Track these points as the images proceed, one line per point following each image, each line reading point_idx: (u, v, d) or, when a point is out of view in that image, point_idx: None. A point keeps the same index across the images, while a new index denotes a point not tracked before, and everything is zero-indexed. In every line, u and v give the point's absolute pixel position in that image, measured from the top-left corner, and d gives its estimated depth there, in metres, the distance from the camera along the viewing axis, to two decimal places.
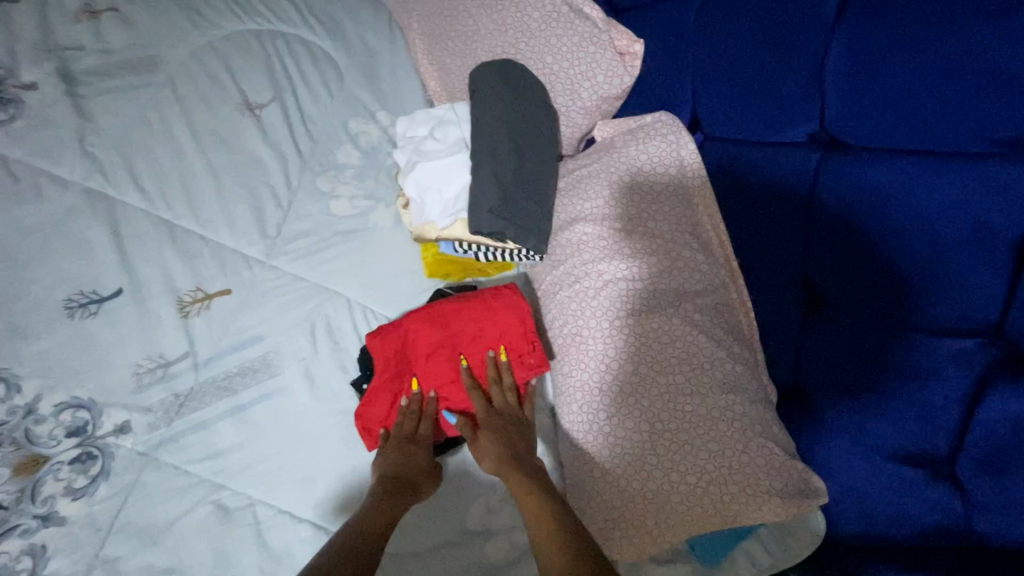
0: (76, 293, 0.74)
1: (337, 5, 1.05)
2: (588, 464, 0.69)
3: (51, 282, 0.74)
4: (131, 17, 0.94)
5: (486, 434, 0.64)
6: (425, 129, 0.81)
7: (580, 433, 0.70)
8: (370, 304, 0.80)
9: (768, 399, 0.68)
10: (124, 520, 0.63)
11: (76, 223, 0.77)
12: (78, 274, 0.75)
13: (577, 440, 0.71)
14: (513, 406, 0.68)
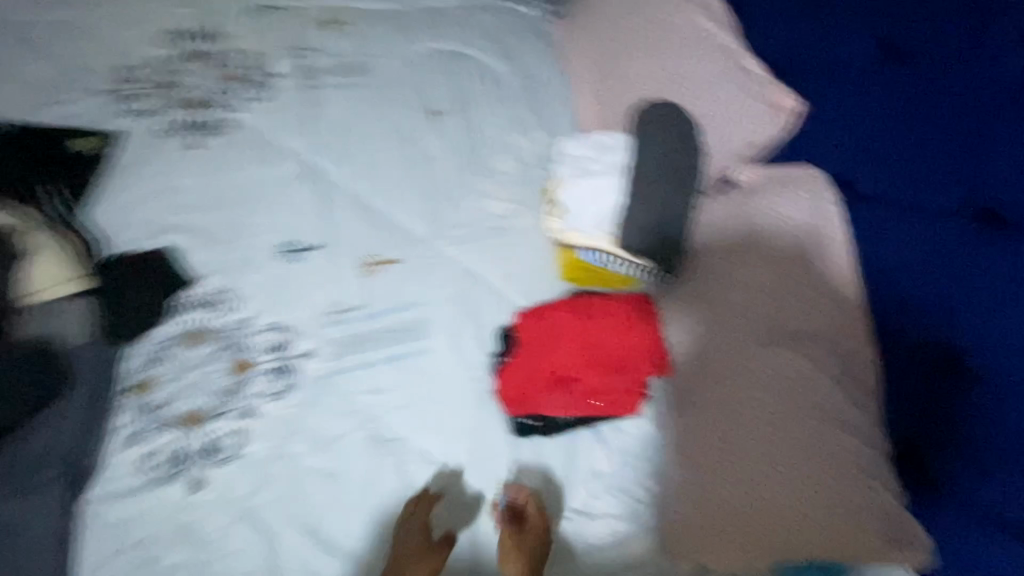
0: (287, 239, 0.89)
1: (514, 39, 1.22)
2: (693, 471, 0.74)
3: (269, 226, 0.90)
4: (353, 27, 1.14)
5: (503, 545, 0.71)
6: (587, 149, 0.91)
7: (688, 441, 0.76)
8: (510, 294, 0.92)
9: (883, 450, 0.70)
10: (304, 427, 0.77)
11: (295, 185, 0.94)
12: (290, 224, 0.91)
13: (683, 448, 0.76)
14: (530, 518, 0.72)
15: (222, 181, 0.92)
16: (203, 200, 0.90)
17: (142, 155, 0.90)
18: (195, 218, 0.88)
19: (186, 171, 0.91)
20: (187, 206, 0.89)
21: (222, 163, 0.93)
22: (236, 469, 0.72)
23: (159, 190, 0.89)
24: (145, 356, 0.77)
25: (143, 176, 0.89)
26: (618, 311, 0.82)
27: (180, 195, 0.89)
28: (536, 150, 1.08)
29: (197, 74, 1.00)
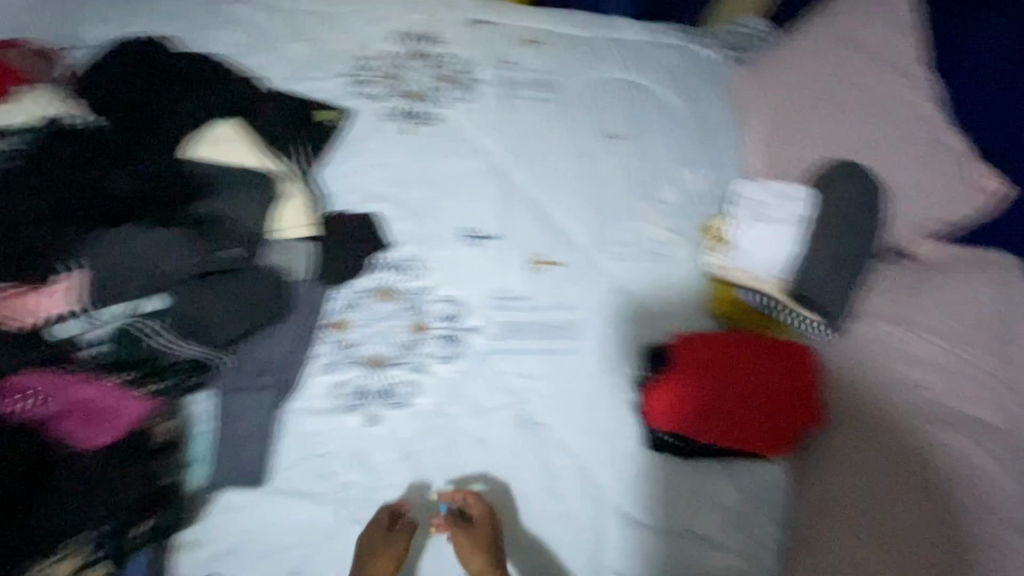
0: (471, 225, 0.99)
1: (693, 78, 1.27)
2: (827, 521, 0.76)
3: (457, 211, 1.00)
4: (550, 48, 1.25)
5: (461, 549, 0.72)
6: (768, 196, 0.93)
7: (828, 492, 0.77)
8: (661, 315, 0.96)
9: None
10: (465, 392, 0.85)
11: (483, 179, 1.04)
12: (474, 212, 1.00)
13: (821, 498, 0.78)
14: (481, 512, 0.74)
15: (424, 166, 1.04)
16: (407, 179, 1.02)
17: (366, 133, 1.05)
18: (398, 192, 1.00)
19: (397, 153, 1.04)
20: (393, 181, 1.01)
21: (426, 150, 1.06)
22: (406, 415, 0.82)
23: (374, 164, 1.02)
24: (345, 301, 0.88)
25: (364, 150, 1.03)
26: (780, 356, 0.83)
27: (389, 171, 1.02)
28: (702, 186, 1.12)
29: (417, 71, 1.15)
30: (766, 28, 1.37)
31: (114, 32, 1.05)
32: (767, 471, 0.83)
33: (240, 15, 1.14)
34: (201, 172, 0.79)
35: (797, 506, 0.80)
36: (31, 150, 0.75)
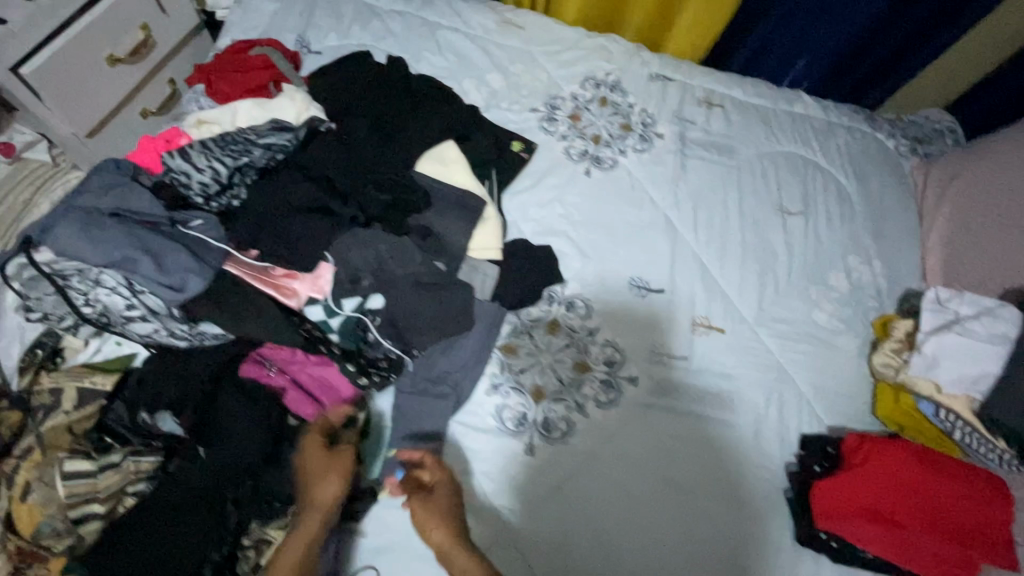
0: (638, 276, 1.01)
1: (871, 164, 1.24)
2: None
3: (625, 259, 1.03)
4: (730, 113, 1.26)
5: (417, 510, 0.69)
6: (969, 310, 0.88)
7: None
8: (818, 406, 0.93)
9: None
10: (618, 441, 0.86)
11: (652, 232, 1.07)
12: (642, 263, 1.03)
13: None
14: (439, 476, 0.72)
15: (599, 209, 1.07)
16: (582, 219, 1.06)
17: (547, 169, 1.09)
18: (572, 231, 1.04)
19: (574, 193, 1.08)
20: (568, 220, 1.05)
21: (601, 194, 1.09)
22: (561, 452, 0.84)
23: (552, 200, 1.06)
24: (512, 328, 0.91)
25: (545, 184, 1.08)
26: (966, 483, 0.78)
27: (565, 208, 1.06)
28: (873, 278, 1.08)
29: (600, 115, 1.18)
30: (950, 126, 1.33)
31: (339, 39, 1.16)
32: None
33: (446, 37, 1.22)
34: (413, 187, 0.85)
35: None
36: (294, 143, 0.86)
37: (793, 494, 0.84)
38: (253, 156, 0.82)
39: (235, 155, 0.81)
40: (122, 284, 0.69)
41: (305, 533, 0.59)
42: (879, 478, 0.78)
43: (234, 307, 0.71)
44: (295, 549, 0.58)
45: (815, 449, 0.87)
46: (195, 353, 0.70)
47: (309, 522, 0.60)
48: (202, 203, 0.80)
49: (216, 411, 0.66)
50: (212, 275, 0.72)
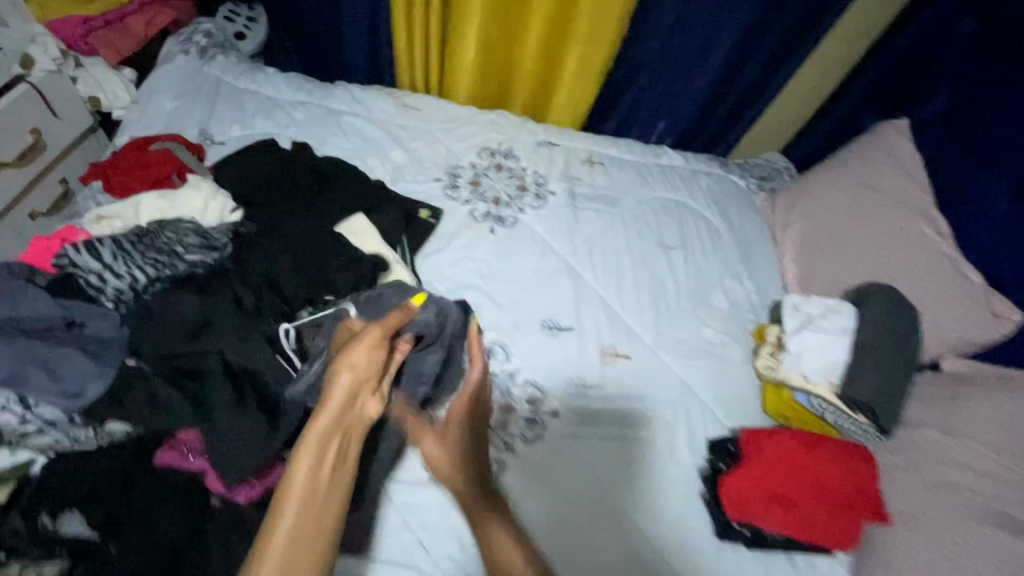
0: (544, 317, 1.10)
1: (731, 202, 1.45)
2: None
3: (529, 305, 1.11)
4: (610, 169, 1.44)
5: (448, 445, 0.78)
6: (819, 309, 1.04)
7: None
8: (719, 413, 1.05)
9: None
10: (546, 473, 0.91)
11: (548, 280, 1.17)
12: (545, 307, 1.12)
13: None
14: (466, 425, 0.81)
15: (501, 262, 1.17)
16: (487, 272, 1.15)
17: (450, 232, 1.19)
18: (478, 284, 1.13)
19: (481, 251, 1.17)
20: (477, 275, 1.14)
21: (507, 249, 1.19)
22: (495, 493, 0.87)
23: (460, 257, 1.15)
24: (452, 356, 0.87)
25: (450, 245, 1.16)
26: (839, 454, 0.90)
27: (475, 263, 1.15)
28: (747, 296, 1.26)
29: (496, 180, 1.31)
30: (785, 165, 1.58)
31: (242, 129, 1.21)
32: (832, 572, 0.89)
33: (348, 122, 1.32)
34: (343, 254, 0.91)
35: None
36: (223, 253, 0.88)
37: (709, 495, 0.93)
38: (176, 270, 0.83)
39: (156, 267, 0.82)
40: (10, 401, 0.69)
41: (334, 470, 0.59)
42: (769, 466, 0.89)
43: (143, 403, 0.70)
44: (324, 484, 0.58)
45: (722, 449, 0.97)
46: (94, 452, 0.67)
47: (338, 461, 0.60)
48: (104, 302, 0.80)
49: (134, 502, 0.65)
50: (112, 375, 0.72)
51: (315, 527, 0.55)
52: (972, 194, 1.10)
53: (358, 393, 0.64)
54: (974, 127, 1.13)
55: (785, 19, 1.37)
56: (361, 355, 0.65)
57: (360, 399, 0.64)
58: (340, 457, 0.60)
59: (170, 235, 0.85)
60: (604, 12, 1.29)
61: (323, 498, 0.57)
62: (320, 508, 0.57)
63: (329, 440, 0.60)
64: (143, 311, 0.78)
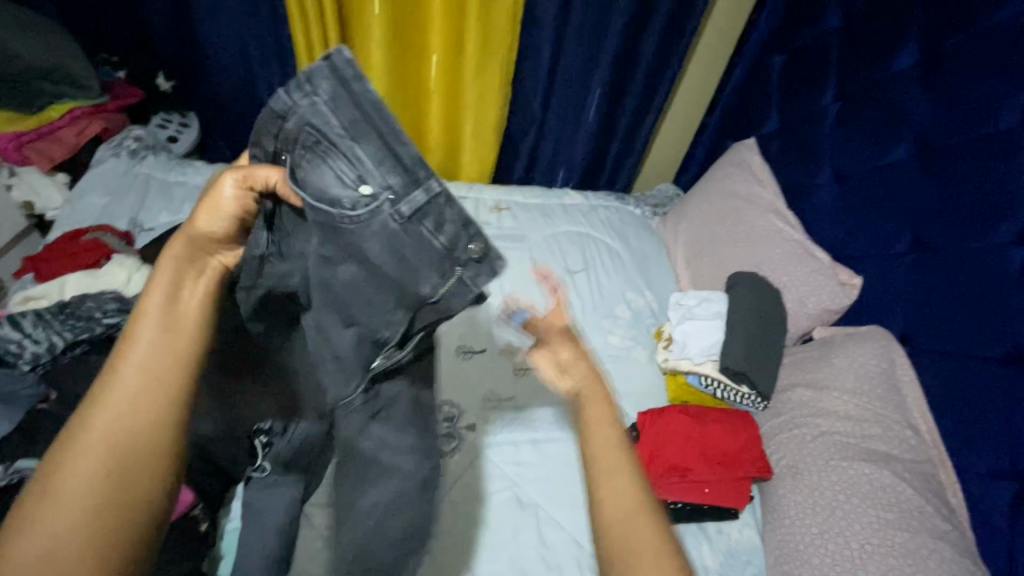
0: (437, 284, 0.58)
1: (628, 225, 1.60)
2: (785, 561, 0.89)
3: (420, 269, 0.58)
4: (516, 212, 1.59)
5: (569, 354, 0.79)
6: (695, 301, 1.19)
7: (796, 535, 0.90)
8: (626, 407, 1.15)
9: (973, 560, 0.80)
10: (464, 480, 0.97)
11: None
12: (452, 259, 0.57)
13: (789, 540, 0.91)
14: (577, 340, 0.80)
15: (371, 178, 0.55)
16: (360, 198, 0.55)
17: (411, 176, 0.55)
18: (351, 231, 0.57)
19: (404, 179, 0.55)
20: (402, 233, 0.56)
21: None
22: None
23: (349, 176, 0.55)
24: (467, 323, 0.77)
25: (366, 167, 0.55)
26: (720, 423, 1.03)
27: (352, 168, 0.55)
28: (647, 303, 1.39)
29: None
30: (674, 193, 1.79)
31: (172, 215, 1.34)
32: (742, 535, 0.97)
33: None
34: None
35: (769, 554, 0.93)
36: None
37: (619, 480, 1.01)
38: (93, 332, 0.93)
39: (74, 330, 0.92)
40: None
41: (166, 329, 0.58)
42: (662, 438, 1.00)
43: (50, 437, 0.80)
44: (173, 339, 0.58)
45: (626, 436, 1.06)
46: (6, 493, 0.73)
47: (185, 319, 0.60)
48: (21, 367, 0.89)
49: None
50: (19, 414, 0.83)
51: (158, 373, 0.56)
52: (810, 189, 1.28)
53: (205, 253, 0.64)
54: (801, 137, 1.33)
55: (640, 75, 1.58)
56: (223, 213, 0.62)
57: (212, 262, 0.64)
58: (182, 322, 0.59)
59: (89, 303, 0.95)
60: (486, 83, 1.48)
61: (163, 357, 0.57)
62: (163, 373, 0.57)
63: (177, 291, 0.61)
64: (62, 371, 0.89)
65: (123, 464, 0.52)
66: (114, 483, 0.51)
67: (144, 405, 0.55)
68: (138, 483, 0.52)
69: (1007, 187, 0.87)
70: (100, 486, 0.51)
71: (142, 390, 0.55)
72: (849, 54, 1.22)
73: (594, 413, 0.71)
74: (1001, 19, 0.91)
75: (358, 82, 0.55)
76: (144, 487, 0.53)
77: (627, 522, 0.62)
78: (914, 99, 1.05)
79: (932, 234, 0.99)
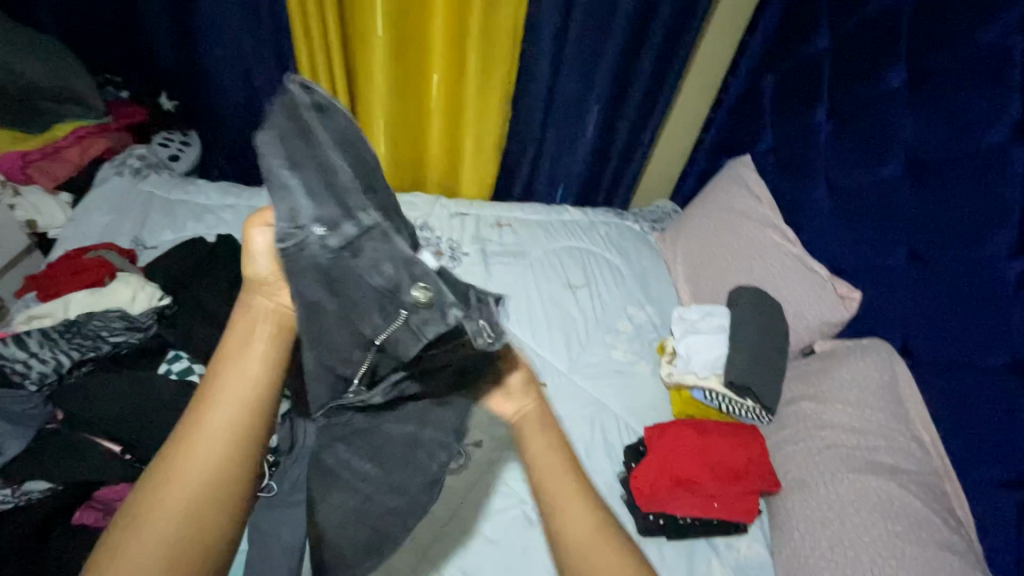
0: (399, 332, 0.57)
1: (627, 241, 1.62)
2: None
3: (362, 306, 0.57)
4: (517, 228, 1.60)
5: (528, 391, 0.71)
6: (698, 315, 1.21)
7: (807, 550, 0.90)
8: (632, 421, 1.16)
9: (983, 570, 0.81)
10: (472, 497, 0.97)
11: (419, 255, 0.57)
12: (397, 300, 0.55)
13: (800, 555, 0.90)
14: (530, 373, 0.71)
15: (301, 208, 0.54)
16: (290, 226, 0.54)
17: (342, 209, 0.54)
18: (287, 268, 0.56)
19: (337, 211, 0.54)
20: (334, 265, 0.55)
21: None
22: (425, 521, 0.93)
23: (281, 206, 0.55)
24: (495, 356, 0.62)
25: (298, 199, 0.54)
26: (726, 438, 1.03)
27: (284, 198, 0.54)
28: (649, 317, 1.41)
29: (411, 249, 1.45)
30: (671, 208, 1.82)
31: (174, 233, 1.34)
32: (751, 549, 0.97)
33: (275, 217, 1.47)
34: None
35: (780, 568, 0.93)
36: (144, 336, 1.01)
37: (627, 495, 1.00)
38: (99, 351, 0.96)
39: (81, 348, 0.95)
40: None
41: (241, 394, 0.57)
42: (668, 453, 1.00)
43: (55, 453, 0.82)
44: (246, 383, 0.58)
45: (633, 451, 1.06)
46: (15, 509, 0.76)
47: (258, 362, 0.59)
48: (26, 385, 0.90)
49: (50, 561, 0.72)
50: (30, 434, 0.85)
51: (236, 418, 0.57)
52: (806, 205, 1.30)
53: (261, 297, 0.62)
54: (795, 154, 1.36)
55: (637, 94, 1.61)
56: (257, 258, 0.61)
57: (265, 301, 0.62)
58: (251, 366, 0.59)
59: (96, 322, 0.97)
60: (487, 102, 1.51)
61: (235, 425, 0.56)
62: (238, 420, 0.57)
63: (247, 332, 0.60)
64: (63, 389, 0.88)
65: (200, 509, 0.53)
66: (190, 529, 0.53)
67: (221, 451, 0.55)
68: (212, 528, 0.54)
69: (999, 202, 0.90)
70: (178, 530, 0.52)
71: (219, 436, 0.56)
72: (839, 74, 1.26)
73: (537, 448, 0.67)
74: (985, 41, 0.94)
75: (302, 116, 0.58)
76: (218, 532, 0.54)
77: (583, 556, 0.61)
78: (903, 117, 1.08)
79: (928, 248, 1.01)
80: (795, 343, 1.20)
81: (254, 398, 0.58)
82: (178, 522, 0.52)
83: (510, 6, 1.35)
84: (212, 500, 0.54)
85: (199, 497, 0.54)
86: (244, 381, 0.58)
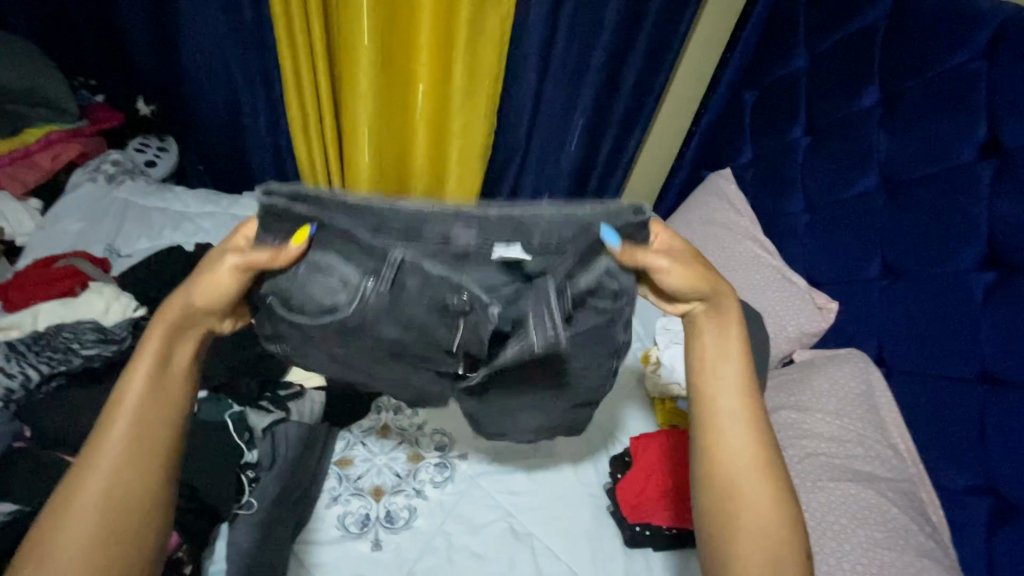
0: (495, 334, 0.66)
1: None
2: None
3: (435, 323, 0.65)
4: None
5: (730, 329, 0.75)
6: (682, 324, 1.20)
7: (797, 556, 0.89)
8: (617, 432, 1.16)
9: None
10: (458, 510, 0.97)
11: (463, 223, 0.61)
12: (454, 301, 0.63)
13: None
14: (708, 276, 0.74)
15: (350, 274, 0.62)
16: (349, 294, 0.62)
17: (375, 256, 0.62)
18: (358, 321, 0.63)
19: (375, 258, 0.62)
20: (394, 305, 0.63)
21: None
22: (412, 536, 0.93)
23: (329, 282, 0.62)
24: (593, 278, 0.66)
25: (341, 268, 0.62)
26: None
27: (330, 275, 0.62)
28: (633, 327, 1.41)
29: None
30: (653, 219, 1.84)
31: (151, 242, 1.31)
32: None
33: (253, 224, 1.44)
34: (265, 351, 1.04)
35: None
36: (120, 348, 0.97)
37: (613, 507, 1.01)
38: (71, 364, 0.93)
39: (53, 362, 0.92)
40: None
41: (154, 383, 0.63)
42: (651, 465, 1.00)
43: (27, 472, 0.80)
44: (166, 377, 0.64)
45: (618, 461, 1.06)
46: None
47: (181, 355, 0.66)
48: None
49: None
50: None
51: (158, 408, 0.63)
52: (784, 218, 1.34)
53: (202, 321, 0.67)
54: (774, 168, 1.40)
55: (620, 108, 1.64)
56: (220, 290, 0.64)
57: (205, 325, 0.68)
58: (175, 363, 0.65)
59: (67, 334, 0.94)
60: (473, 112, 1.51)
61: (149, 415, 0.62)
62: (157, 412, 0.63)
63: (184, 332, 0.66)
64: (36, 407, 0.87)
65: (120, 491, 0.59)
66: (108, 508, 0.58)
67: (137, 436, 0.61)
68: (129, 509, 0.59)
69: (968, 218, 0.94)
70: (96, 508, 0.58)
71: (137, 425, 0.61)
72: (814, 93, 1.31)
73: (724, 389, 0.73)
74: (954, 64, 0.99)
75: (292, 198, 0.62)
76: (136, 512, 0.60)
77: (729, 495, 0.69)
78: (877, 135, 1.12)
79: (901, 261, 1.04)
80: (776, 354, 1.22)
81: (174, 389, 0.65)
82: (93, 531, 0.57)
83: (497, 20, 1.38)
84: (130, 482, 0.60)
85: (116, 482, 0.59)
86: (147, 400, 0.62)
